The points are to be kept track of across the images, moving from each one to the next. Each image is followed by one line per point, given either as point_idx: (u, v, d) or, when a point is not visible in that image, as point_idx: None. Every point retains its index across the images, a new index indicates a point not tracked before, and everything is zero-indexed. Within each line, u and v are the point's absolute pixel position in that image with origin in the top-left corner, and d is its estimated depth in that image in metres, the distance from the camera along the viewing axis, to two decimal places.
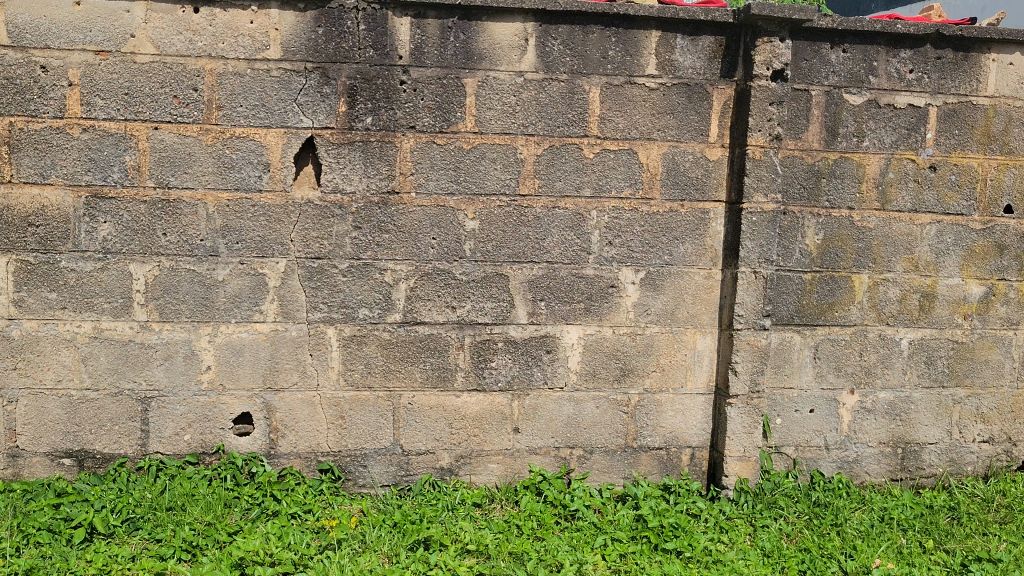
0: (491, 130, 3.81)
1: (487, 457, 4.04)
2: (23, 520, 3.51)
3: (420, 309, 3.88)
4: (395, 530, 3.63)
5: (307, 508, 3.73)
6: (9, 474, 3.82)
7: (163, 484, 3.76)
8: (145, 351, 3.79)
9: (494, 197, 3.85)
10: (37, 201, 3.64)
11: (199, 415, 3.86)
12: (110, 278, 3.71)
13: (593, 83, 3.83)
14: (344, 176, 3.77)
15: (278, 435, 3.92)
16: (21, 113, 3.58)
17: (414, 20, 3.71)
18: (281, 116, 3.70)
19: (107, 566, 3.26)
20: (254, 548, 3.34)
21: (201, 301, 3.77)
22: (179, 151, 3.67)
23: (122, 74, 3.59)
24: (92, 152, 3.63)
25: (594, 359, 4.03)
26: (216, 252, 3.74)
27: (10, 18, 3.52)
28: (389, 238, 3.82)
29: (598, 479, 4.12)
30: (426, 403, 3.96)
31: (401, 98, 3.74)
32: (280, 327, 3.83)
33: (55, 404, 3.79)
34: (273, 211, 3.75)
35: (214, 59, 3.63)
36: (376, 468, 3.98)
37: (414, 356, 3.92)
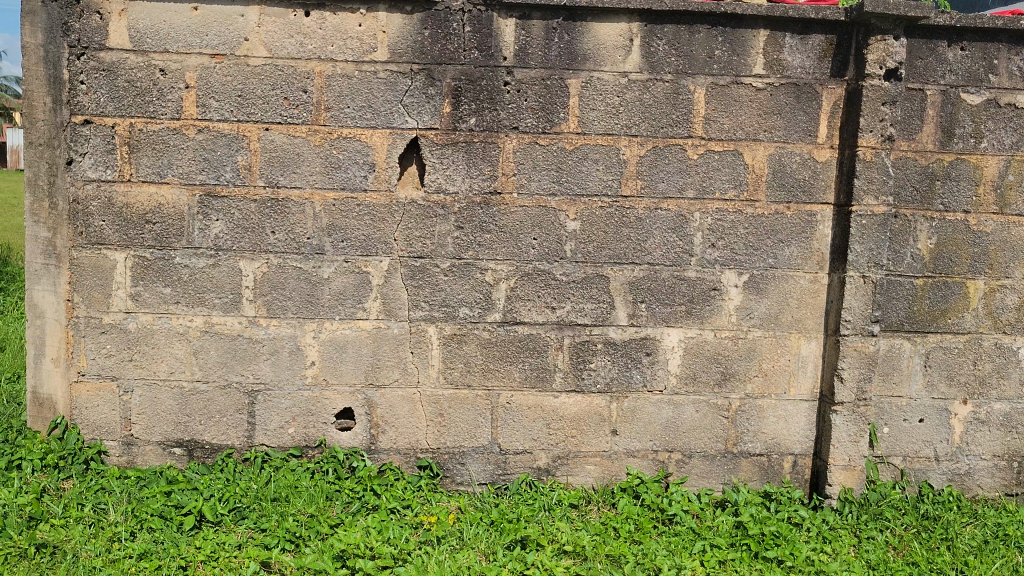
0: (594, 131, 3.80)
1: (585, 458, 4.03)
2: (137, 506, 3.64)
3: (520, 310, 3.90)
4: (492, 528, 3.65)
5: (406, 504, 3.78)
6: (124, 461, 3.98)
7: (268, 475, 3.86)
8: (253, 346, 3.89)
9: (597, 198, 3.84)
10: (154, 199, 3.78)
11: (303, 409, 3.96)
12: (222, 275, 3.83)
13: (699, 83, 3.79)
14: (447, 176, 3.81)
15: (379, 431, 3.99)
16: (141, 114, 3.73)
17: (520, 21, 3.73)
18: (387, 117, 3.77)
19: (216, 553, 3.37)
20: (355, 541, 3.41)
21: (306, 298, 3.86)
22: (289, 152, 3.77)
23: (236, 76, 3.70)
24: (207, 152, 3.75)
25: (695, 362, 3.98)
26: (323, 250, 3.83)
27: (132, 23, 3.67)
28: (491, 239, 3.85)
29: (696, 484, 4.07)
30: (525, 403, 3.97)
31: (505, 99, 3.77)
32: (382, 325, 3.90)
33: (167, 395, 3.93)
34: (378, 211, 3.81)
35: (324, 61, 3.72)
36: (473, 466, 4.01)
37: (513, 356, 3.93)
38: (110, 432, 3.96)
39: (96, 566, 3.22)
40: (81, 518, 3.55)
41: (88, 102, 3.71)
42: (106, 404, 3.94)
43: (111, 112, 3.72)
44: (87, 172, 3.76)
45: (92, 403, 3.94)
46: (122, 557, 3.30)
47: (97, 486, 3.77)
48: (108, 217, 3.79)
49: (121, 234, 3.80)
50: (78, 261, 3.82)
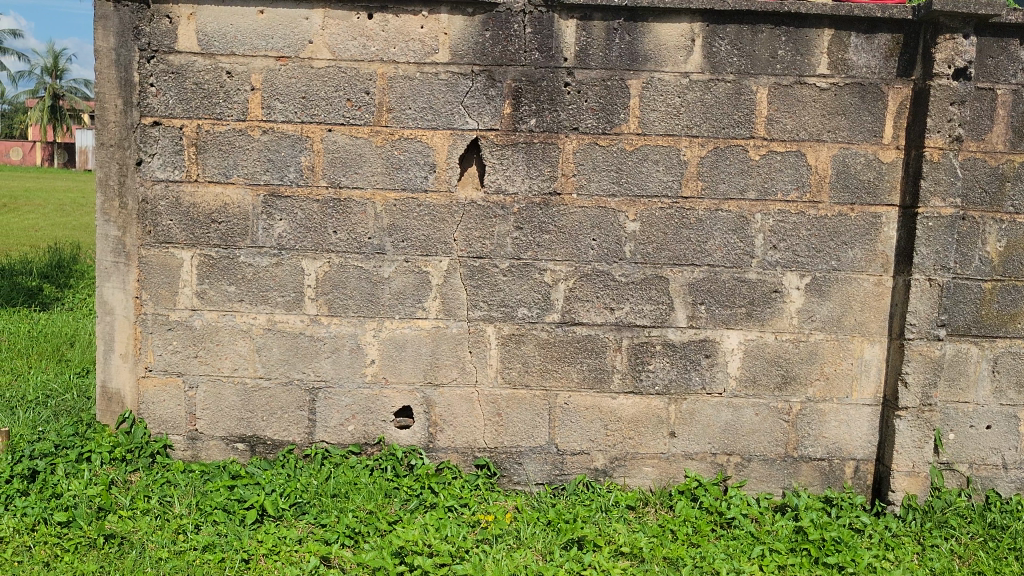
0: (655, 131, 3.79)
1: (643, 460, 4.02)
2: (202, 499, 3.72)
3: (578, 310, 3.90)
4: (549, 528, 3.66)
5: (464, 502, 3.80)
6: (189, 455, 4.07)
7: (329, 472, 3.91)
8: (315, 344, 3.95)
9: (657, 199, 3.83)
10: (220, 198, 3.86)
11: (363, 407, 4.00)
12: (285, 273, 3.89)
13: (761, 83, 3.76)
14: (507, 177, 3.83)
15: (437, 429, 4.02)
16: (208, 116, 3.81)
17: (580, 22, 3.73)
18: (448, 118, 3.79)
19: (277, 547, 3.43)
20: (414, 538, 3.44)
21: (367, 297, 3.91)
22: (351, 153, 3.81)
23: (300, 78, 3.77)
24: (271, 153, 3.82)
25: (756, 365, 3.95)
26: (383, 250, 3.87)
27: (200, 27, 3.75)
28: (550, 239, 3.86)
29: (755, 488, 4.03)
30: (583, 403, 3.97)
31: (565, 99, 3.77)
32: (441, 324, 3.93)
33: (231, 391, 4.01)
34: (438, 211, 3.85)
35: (387, 63, 3.76)
36: (531, 466, 4.02)
37: (571, 356, 3.94)
38: (176, 427, 4.05)
39: (163, 557, 3.30)
40: (148, 510, 3.64)
41: (158, 104, 3.81)
42: (172, 399, 4.03)
43: (179, 114, 3.81)
44: (156, 172, 3.85)
45: (160, 398, 4.03)
46: (187, 549, 3.38)
47: (163, 479, 3.86)
48: (176, 216, 3.88)
49: (188, 232, 3.89)
50: (147, 259, 3.91)
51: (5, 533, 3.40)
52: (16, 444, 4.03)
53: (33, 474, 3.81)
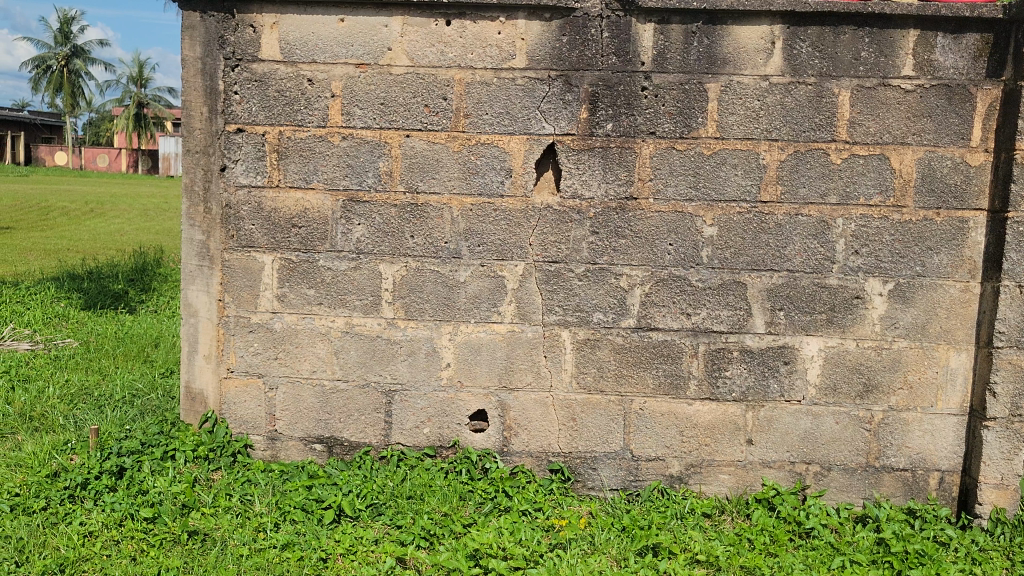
0: (734, 135, 3.75)
1: (719, 467, 3.97)
2: (281, 498, 3.79)
3: (654, 315, 3.88)
4: (624, 534, 3.63)
5: (538, 506, 3.79)
6: (269, 455, 4.15)
7: (404, 474, 3.95)
8: (392, 347, 3.99)
9: (735, 203, 3.79)
10: (301, 204, 3.93)
11: (439, 410, 4.03)
12: (363, 277, 3.95)
13: (844, 86, 3.70)
14: (584, 182, 3.83)
15: (511, 433, 4.02)
16: (290, 123, 3.89)
17: (658, 26, 3.72)
18: (525, 123, 3.81)
19: (354, 547, 3.48)
20: (488, 541, 3.46)
21: (443, 301, 3.94)
22: (429, 158, 3.85)
23: (379, 85, 3.82)
24: (350, 158, 3.88)
25: (836, 372, 3.87)
26: (460, 254, 3.90)
27: (283, 36, 3.84)
28: (626, 244, 3.84)
29: (835, 498, 3.95)
30: (658, 409, 3.95)
31: (643, 104, 3.76)
32: (517, 329, 3.94)
33: (310, 393, 4.08)
34: (514, 215, 3.86)
35: (464, 69, 3.79)
36: (605, 471, 4.00)
37: (647, 362, 3.91)
38: (256, 427, 4.13)
39: (244, 554, 3.38)
40: (229, 507, 3.72)
41: (241, 111, 3.90)
42: (253, 400, 4.11)
43: (262, 121, 3.90)
44: (239, 178, 3.94)
45: (241, 398, 4.12)
46: (267, 546, 3.45)
47: (244, 478, 3.94)
48: (258, 221, 3.96)
49: (270, 237, 3.97)
50: (229, 262, 4.00)
51: (95, 528, 3.52)
52: (104, 442, 4.15)
53: (120, 470, 3.92)
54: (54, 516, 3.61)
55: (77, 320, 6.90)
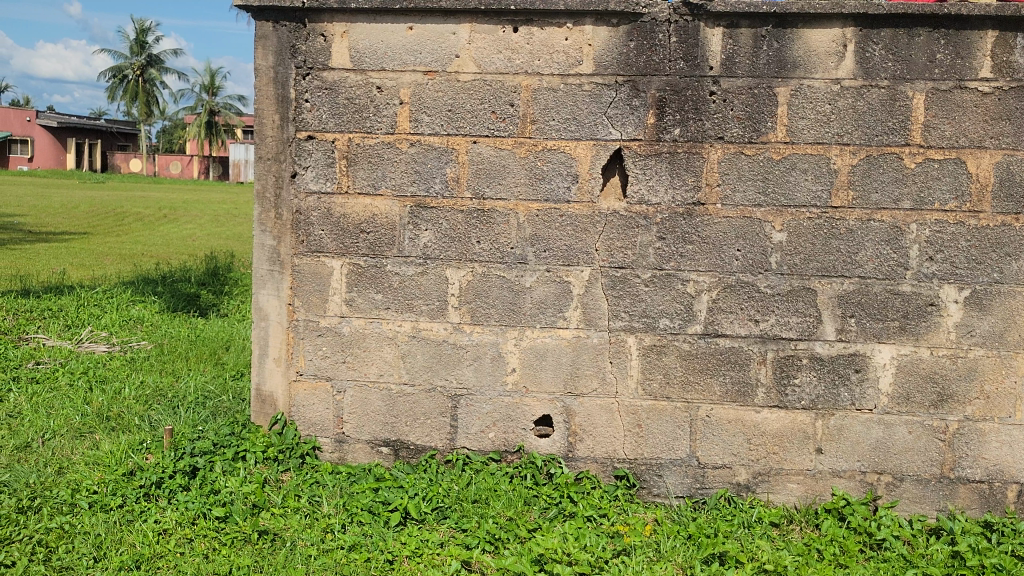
0: (804, 140, 3.71)
1: (788, 476, 3.91)
2: (349, 500, 3.84)
3: (721, 321, 3.84)
4: (690, 542, 3.60)
5: (603, 513, 3.78)
6: (336, 457, 4.20)
7: (470, 478, 3.96)
8: (458, 351, 4.02)
9: (805, 209, 3.74)
10: (369, 209, 3.98)
11: (504, 414, 4.04)
12: (429, 282, 3.98)
13: (918, 88, 3.63)
14: (650, 187, 3.82)
15: (577, 439, 4.02)
16: (359, 130, 3.94)
17: (727, 30, 3.70)
18: (592, 128, 3.81)
19: (420, 550, 3.50)
20: (553, 546, 3.46)
21: (509, 306, 3.95)
22: (496, 164, 3.88)
23: (447, 92, 3.86)
24: (418, 164, 3.92)
25: (910, 381, 3.79)
26: (525, 259, 3.91)
27: (353, 44, 3.90)
28: (693, 250, 3.82)
29: (908, 509, 3.87)
30: (725, 416, 3.91)
31: (711, 108, 3.74)
32: (582, 334, 3.94)
33: (377, 396, 4.12)
34: (580, 221, 3.86)
35: (531, 75, 3.81)
36: (671, 478, 3.97)
37: (714, 368, 3.88)
38: (324, 429, 4.18)
39: (312, 554, 3.43)
40: (298, 508, 3.78)
41: (312, 118, 3.97)
42: (321, 402, 4.17)
43: (331, 128, 3.96)
44: (309, 184, 4.01)
45: (309, 401, 4.18)
46: (335, 547, 3.49)
47: (312, 480, 4.00)
48: (327, 226, 4.02)
49: (338, 242, 4.02)
50: (299, 267, 4.07)
51: (169, 525, 3.61)
52: (178, 442, 4.25)
53: (193, 470, 4.01)
54: (130, 514, 3.71)
55: (151, 323, 7.08)
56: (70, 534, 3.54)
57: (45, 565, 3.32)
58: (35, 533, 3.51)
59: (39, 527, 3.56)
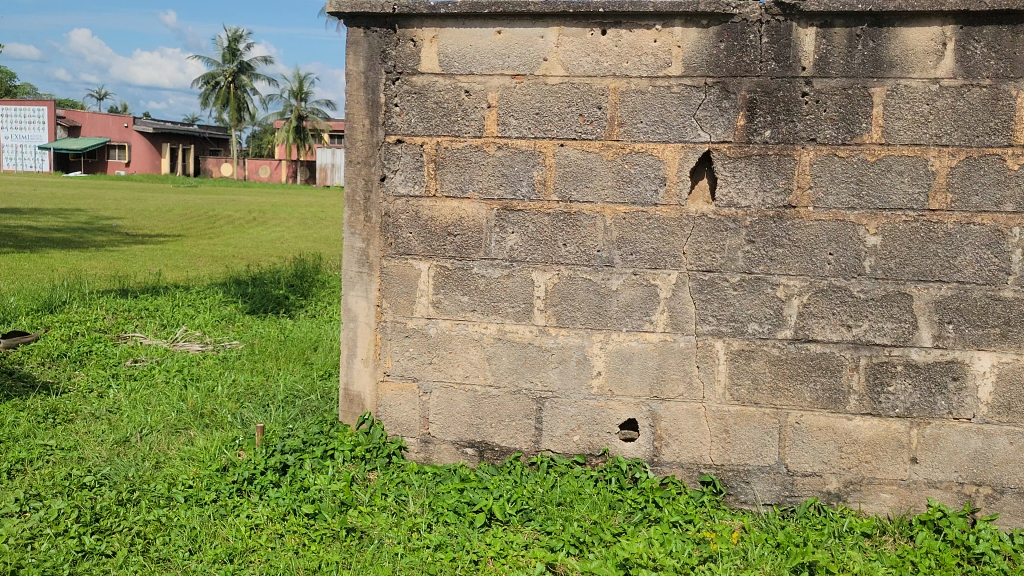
0: (900, 141, 3.62)
1: (880, 486, 3.82)
2: (434, 500, 3.88)
3: (812, 327, 3.77)
4: (778, 551, 3.53)
5: (689, 518, 3.74)
6: (422, 457, 4.24)
7: (554, 480, 3.96)
8: (543, 354, 4.02)
9: (901, 212, 3.65)
10: (457, 212, 4.02)
11: (588, 418, 4.03)
12: (515, 285, 4.00)
13: (1022, 87, 3.53)
14: (740, 190, 3.78)
15: (662, 444, 3.98)
16: (447, 133, 3.99)
17: (821, 29, 3.64)
18: (680, 131, 3.78)
19: (505, 551, 3.51)
20: (638, 551, 3.44)
21: (595, 309, 3.94)
22: (583, 167, 3.87)
23: (535, 95, 3.88)
24: (505, 168, 3.94)
25: (1011, 390, 3.68)
26: (612, 262, 3.90)
27: (442, 49, 3.95)
28: (784, 253, 3.76)
29: (1008, 523, 3.74)
30: (815, 423, 3.83)
31: (803, 110, 3.69)
32: (669, 338, 3.90)
33: (463, 398, 4.15)
34: (668, 224, 3.84)
35: (619, 78, 3.80)
36: (759, 485, 3.91)
37: (804, 374, 3.81)
38: (410, 429, 4.23)
39: (399, 552, 3.47)
40: (385, 506, 3.83)
41: (401, 122, 4.02)
42: (407, 403, 4.21)
43: (420, 132, 4.01)
44: (398, 187, 4.07)
45: (396, 401, 4.23)
46: (421, 546, 3.53)
47: (398, 479, 4.05)
48: (415, 229, 4.07)
49: (426, 244, 4.07)
50: (387, 269, 4.12)
51: (260, 520, 3.70)
52: (269, 439, 4.34)
53: (283, 467, 4.10)
54: (223, 508, 3.81)
55: (243, 323, 7.27)
56: (167, 526, 3.66)
57: (144, 556, 3.43)
58: (134, 525, 3.64)
59: (137, 519, 3.68)
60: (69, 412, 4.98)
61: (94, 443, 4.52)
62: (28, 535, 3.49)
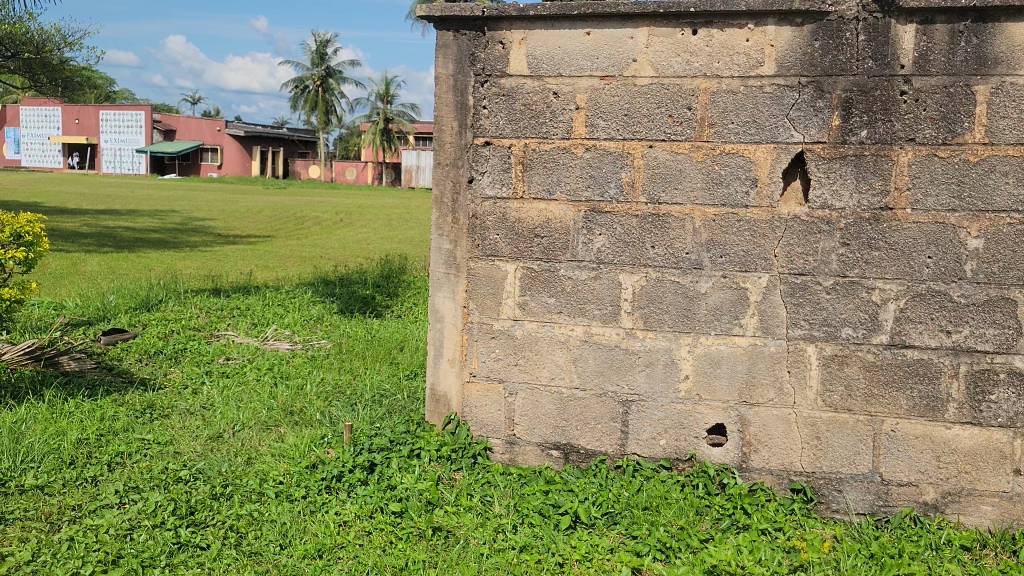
0: (1004, 140, 3.50)
1: (981, 498, 3.70)
2: (520, 501, 3.88)
3: (909, 332, 3.67)
4: (872, 562, 3.44)
5: (778, 526, 3.67)
6: (507, 458, 4.25)
7: (640, 484, 3.93)
8: (630, 357, 3.99)
9: (1005, 214, 3.53)
10: (544, 214, 4.02)
11: (676, 422, 3.99)
12: (603, 287, 3.98)
13: None
14: (834, 192, 3.69)
15: (751, 449, 3.91)
16: (535, 135, 3.99)
17: (921, 26, 3.54)
18: (772, 131, 3.72)
19: (590, 554, 3.50)
20: (727, 558, 3.39)
21: (683, 312, 3.90)
22: (672, 168, 3.84)
23: (623, 96, 3.85)
24: (593, 169, 3.93)
25: None
26: (701, 265, 3.85)
27: (530, 51, 3.95)
28: (879, 256, 3.67)
29: None
30: (912, 432, 3.73)
31: (901, 109, 3.59)
32: (759, 343, 3.84)
33: (548, 400, 4.14)
34: (759, 227, 3.78)
35: (710, 78, 3.75)
36: (852, 494, 3.81)
37: (900, 381, 3.71)
38: (495, 430, 4.24)
39: (485, 553, 3.49)
40: (471, 506, 3.85)
41: (489, 124, 4.04)
42: (493, 404, 4.23)
43: (508, 134, 4.02)
44: (485, 189, 4.08)
45: (481, 402, 4.24)
46: (507, 547, 3.54)
47: (484, 479, 4.06)
48: (502, 231, 4.08)
49: (513, 246, 4.08)
50: (475, 271, 4.14)
51: (349, 518, 3.75)
52: (357, 437, 4.40)
53: (371, 465, 4.15)
54: (312, 505, 3.88)
55: (331, 322, 7.40)
56: (259, 521, 3.74)
57: (237, 550, 3.52)
58: (227, 518, 3.73)
59: (230, 513, 3.77)
60: (165, 407, 5.14)
61: (189, 438, 4.65)
62: (128, 526, 3.61)
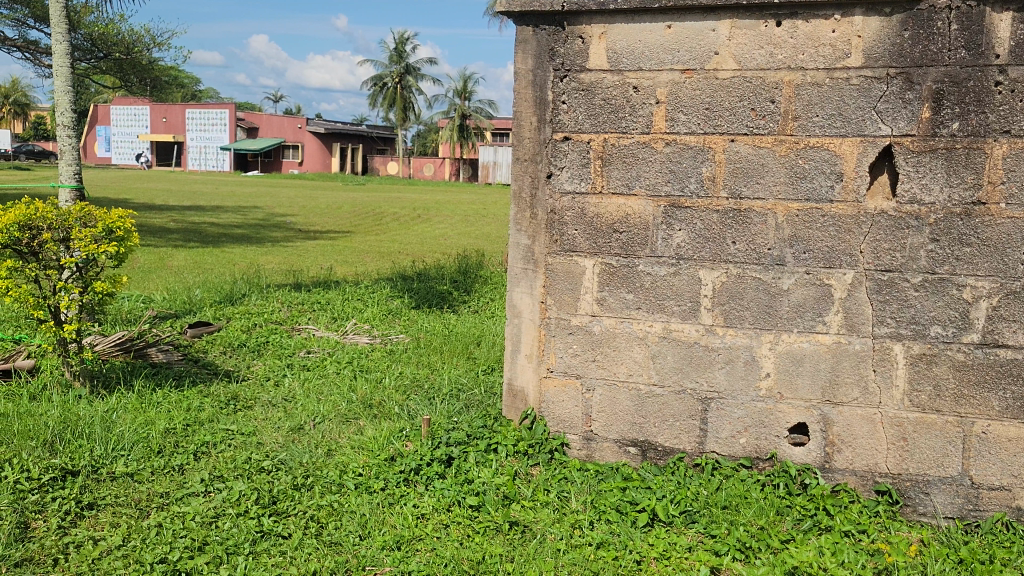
0: None
1: None
2: (597, 497, 3.87)
3: (1002, 331, 3.56)
4: (961, 567, 3.33)
5: (862, 529, 3.58)
6: (584, 454, 4.23)
7: (719, 483, 3.88)
8: (710, 354, 3.94)
9: None
10: (623, 209, 3.99)
11: (756, 420, 3.93)
12: (682, 282, 3.93)
13: None
14: (923, 186, 3.59)
15: (834, 450, 3.83)
16: (614, 130, 3.97)
17: (1017, 14, 3.43)
18: (859, 124, 3.63)
19: (668, 552, 3.46)
20: (809, 559, 3.32)
21: (765, 309, 3.84)
22: (754, 163, 3.78)
23: (705, 90, 3.80)
24: (673, 164, 3.89)
25: None
26: (783, 261, 3.78)
27: (610, 45, 3.93)
28: (971, 252, 3.56)
29: None
30: (1004, 434, 3.62)
31: (996, 100, 3.48)
32: (844, 340, 3.75)
33: (626, 396, 4.12)
34: (843, 222, 3.69)
35: (794, 71, 3.68)
36: (940, 497, 3.71)
37: (993, 382, 3.60)
38: (573, 426, 4.23)
39: (562, 548, 3.48)
40: (547, 502, 3.85)
41: (568, 120, 4.03)
42: (571, 400, 4.22)
43: (588, 129, 4.01)
44: (564, 184, 4.07)
45: (559, 398, 4.24)
46: (584, 543, 3.53)
47: (561, 475, 4.05)
48: (581, 226, 4.07)
49: (592, 241, 4.06)
50: (553, 266, 4.13)
51: (427, 510, 3.78)
52: (435, 431, 4.44)
53: (449, 459, 4.18)
54: (391, 497, 3.92)
55: (409, 317, 7.48)
56: (339, 512, 3.80)
57: (317, 539, 3.58)
58: (308, 509, 3.80)
59: (311, 503, 3.84)
60: (248, 399, 5.25)
61: (271, 429, 4.75)
62: (213, 514, 3.70)
